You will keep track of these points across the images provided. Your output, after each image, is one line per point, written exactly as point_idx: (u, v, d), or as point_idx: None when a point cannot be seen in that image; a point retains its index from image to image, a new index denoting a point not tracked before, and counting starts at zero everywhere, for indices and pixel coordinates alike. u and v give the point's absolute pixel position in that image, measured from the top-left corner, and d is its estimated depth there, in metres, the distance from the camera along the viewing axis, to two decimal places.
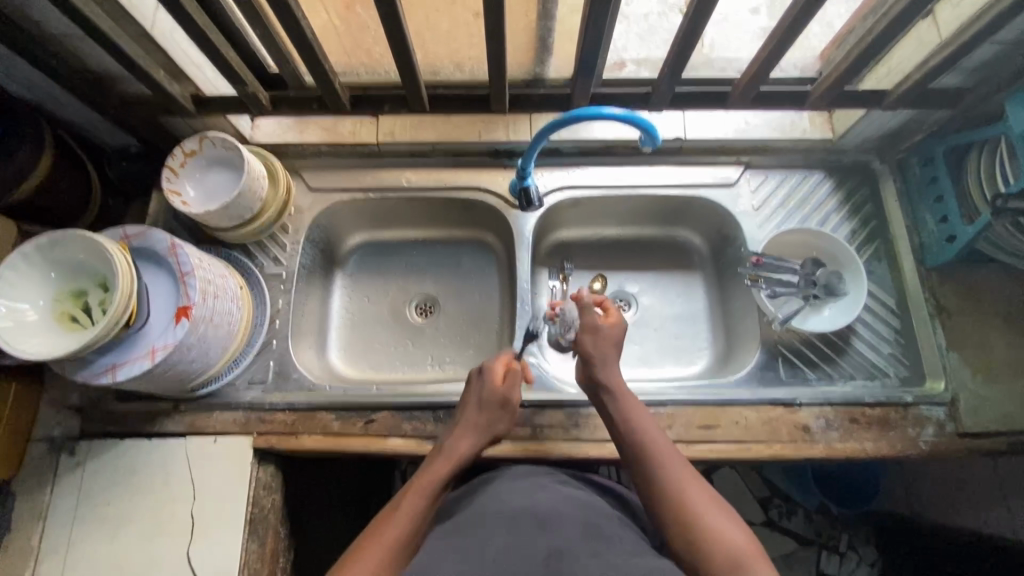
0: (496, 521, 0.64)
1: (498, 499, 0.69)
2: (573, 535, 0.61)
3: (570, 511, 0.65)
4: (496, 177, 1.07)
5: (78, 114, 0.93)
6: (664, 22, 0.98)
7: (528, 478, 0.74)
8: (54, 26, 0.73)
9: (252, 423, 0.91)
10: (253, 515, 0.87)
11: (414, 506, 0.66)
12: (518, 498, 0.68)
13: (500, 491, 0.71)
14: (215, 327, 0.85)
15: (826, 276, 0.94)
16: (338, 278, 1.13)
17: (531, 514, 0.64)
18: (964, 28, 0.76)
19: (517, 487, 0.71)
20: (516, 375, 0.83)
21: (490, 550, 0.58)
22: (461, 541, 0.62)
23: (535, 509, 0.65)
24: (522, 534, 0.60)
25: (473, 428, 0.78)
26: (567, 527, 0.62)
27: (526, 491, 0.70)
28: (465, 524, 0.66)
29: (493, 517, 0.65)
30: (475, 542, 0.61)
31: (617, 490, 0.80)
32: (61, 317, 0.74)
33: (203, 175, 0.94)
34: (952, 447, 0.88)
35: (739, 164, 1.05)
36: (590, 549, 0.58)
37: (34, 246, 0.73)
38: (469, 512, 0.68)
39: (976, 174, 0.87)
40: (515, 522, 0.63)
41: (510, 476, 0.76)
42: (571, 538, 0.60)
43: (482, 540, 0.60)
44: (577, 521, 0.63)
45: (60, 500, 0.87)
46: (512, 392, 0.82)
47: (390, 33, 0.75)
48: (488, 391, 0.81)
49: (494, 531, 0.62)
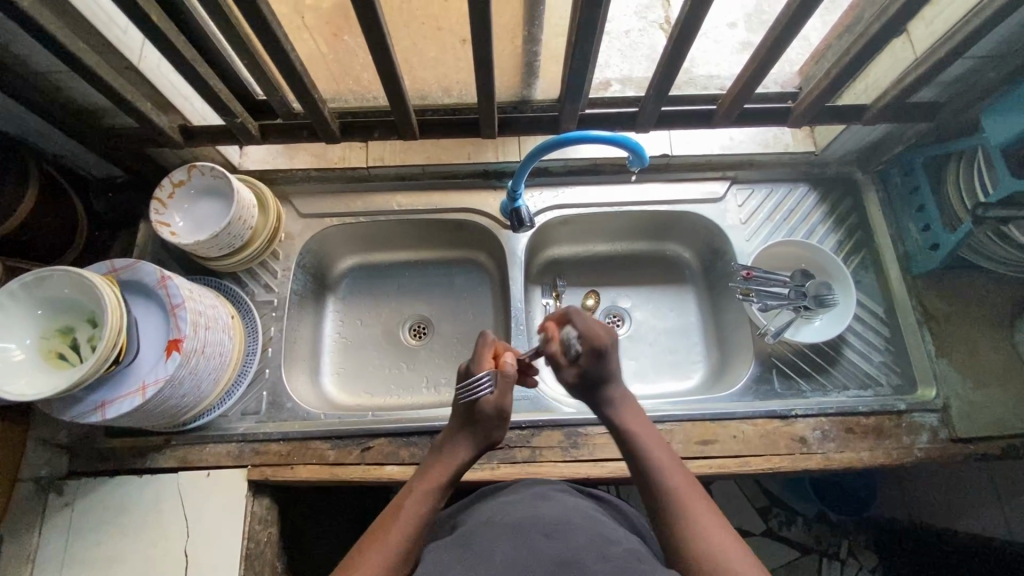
0: (501, 532, 0.61)
1: (503, 511, 0.67)
2: (581, 542, 0.59)
3: (576, 520, 0.64)
4: (486, 198, 1.07)
5: (63, 148, 0.92)
6: (646, 38, 1.04)
7: (531, 490, 0.73)
8: (39, 60, 0.73)
9: (245, 455, 0.90)
10: (249, 550, 0.85)
11: (414, 512, 0.65)
12: (521, 509, 0.67)
13: (504, 502, 0.70)
14: (207, 359, 0.84)
15: (816, 288, 0.96)
16: (330, 302, 1.12)
17: (537, 524, 0.62)
18: (937, 45, 0.78)
19: (519, 499, 0.70)
20: (510, 377, 0.72)
21: (496, 558, 0.57)
22: (468, 550, 0.60)
23: (541, 519, 0.64)
24: (530, 542, 0.59)
25: (470, 428, 0.73)
26: (571, 535, 0.60)
27: (528, 504, 0.68)
28: (470, 534, 0.64)
29: (497, 528, 0.63)
30: (481, 549, 0.59)
31: (618, 502, 0.78)
32: (48, 356, 0.73)
33: (192, 205, 0.93)
34: (946, 453, 0.88)
35: (726, 178, 1.07)
36: (599, 552, 0.57)
37: (19, 284, 0.71)
38: (471, 522, 0.66)
39: (955, 183, 0.89)
40: (522, 531, 0.61)
41: (512, 488, 0.75)
42: (576, 544, 0.58)
43: (488, 550, 0.59)
44: (580, 531, 0.61)
45: (48, 543, 0.85)
46: (506, 401, 0.73)
47: (378, 62, 0.75)
48: (481, 398, 0.72)
49: (499, 539, 0.60)
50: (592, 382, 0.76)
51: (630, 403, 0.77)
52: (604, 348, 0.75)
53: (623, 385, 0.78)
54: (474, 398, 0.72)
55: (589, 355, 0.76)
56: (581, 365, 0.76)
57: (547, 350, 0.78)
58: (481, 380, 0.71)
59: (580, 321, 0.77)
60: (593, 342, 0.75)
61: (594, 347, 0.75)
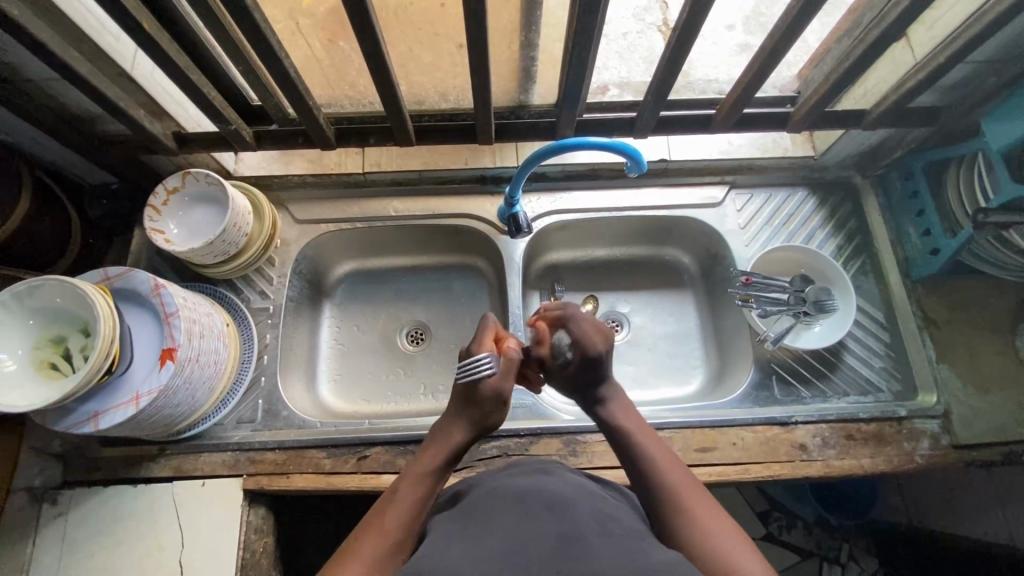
0: (500, 507, 0.57)
1: (500, 485, 0.63)
2: (583, 516, 0.55)
3: (577, 496, 0.60)
4: (483, 204, 1.07)
5: (57, 155, 0.92)
6: (644, 40, 1.03)
7: (533, 468, 0.69)
8: (31, 68, 0.72)
9: (241, 464, 0.89)
10: (245, 560, 0.84)
11: (409, 500, 0.62)
12: (521, 484, 0.63)
13: (504, 477, 0.66)
14: (201, 368, 0.83)
15: (815, 293, 0.94)
16: (327, 308, 1.11)
17: (538, 498, 0.58)
18: (937, 51, 0.77)
19: (520, 476, 0.66)
20: (511, 362, 0.74)
21: (495, 532, 0.53)
22: (466, 525, 0.56)
23: (541, 493, 0.59)
24: (530, 516, 0.55)
25: (469, 410, 0.71)
26: (574, 511, 0.56)
27: (528, 479, 0.64)
28: (467, 509, 0.59)
29: (497, 502, 0.58)
30: (478, 524, 0.54)
31: None
32: (40, 366, 0.72)
33: (186, 212, 0.92)
34: (947, 459, 0.88)
35: (724, 183, 1.07)
36: (602, 530, 0.53)
37: (10, 293, 0.71)
38: (472, 496, 0.62)
39: (956, 187, 0.88)
40: (521, 504, 0.57)
41: (517, 464, 0.71)
42: (580, 519, 0.54)
43: (488, 522, 0.55)
44: (583, 508, 0.57)
45: (41, 553, 0.84)
46: (507, 383, 0.72)
47: (373, 69, 0.75)
48: (484, 377, 0.71)
49: (498, 513, 0.56)
50: (585, 383, 0.76)
51: (630, 407, 0.74)
52: (596, 354, 0.74)
53: (615, 387, 0.76)
54: (475, 377, 0.71)
55: (584, 361, 0.75)
56: (574, 369, 0.77)
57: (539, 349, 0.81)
58: (483, 359, 0.70)
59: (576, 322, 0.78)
60: (585, 344, 0.74)
61: (585, 349, 0.75)
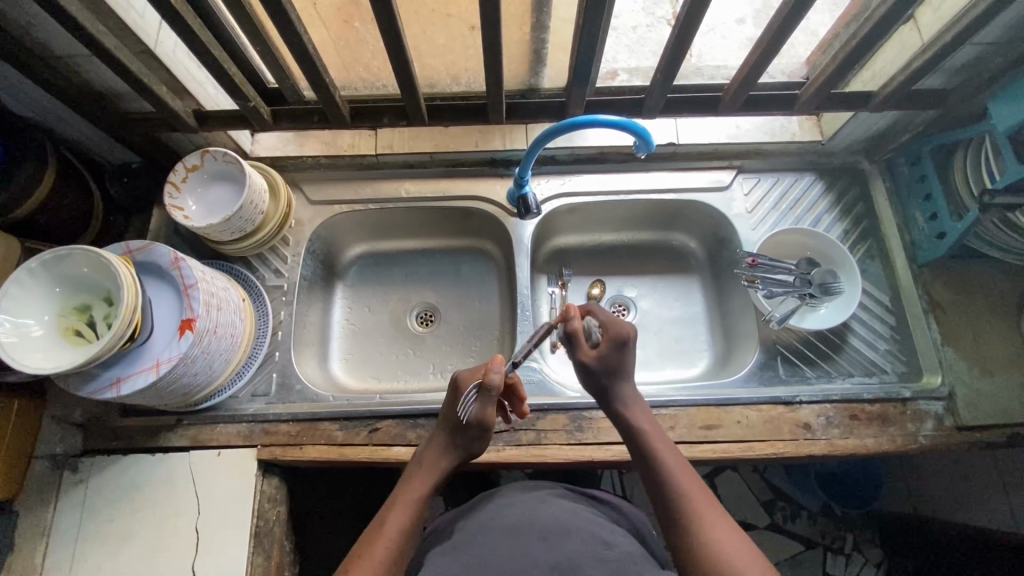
0: (499, 536, 0.63)
1: (500, 511, 0.68)
2: (577, 544, 0.61)
3: (571, 521, 0.65)
4: (494, 186, 1.09)
5: (80, 133, 0.94)
6: (653, 33, 1.04)
7: (527, 492, 0.73)
8: (59, 44, 0.75)
9: (255, 435, 0.91)
10: (258, 527, 0.86)
11: (397, 525, 0.67)
12: (519, 509, 0.67)
13: (500, 502, 0.70)
14: (219, 339, 0.85)
15: (822, 275, 0.97)
16: (338, 289, 1.14)
17: (534, 526, 0.63)
18: (942, 31, 0.78)
19: (517, 498, 0.70)
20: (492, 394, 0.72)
21: (491, 564, 0.59)
22: (467, 558, 0.61)
23: (538, 520, 0.65)
24: (526, 546, 0.60)
25: (451, 441, 0.75)
26: (567, 541, 0.61)
27: (525, 505, 0.69)
28: (467, 539, 0.65)
29: (495, 533, 0.64)
30: (479, 556, 0.60)
31: (615, 501, 0.80)
32: (66, 332, 0.75)
33: (204, 190, 0.95)
34: (951, 440, 0.89)
35: (732, 167, 1.08)
36: (595, 557, 0.59)
37: (38, 262, 0.73)
38: (468, 528, 0.67)
39: (962, 171, 0.89)
40: (518, 534, 0.62)
41: (511, 489, 0.74)
42: (573, 548, 0.60)
43: (489, 554, 0.60)
44: (577, 534, 0.62)
45: (62, 518, 0.87)
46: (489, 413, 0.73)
47: (389, 46, 0.76)
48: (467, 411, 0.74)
49: (495, 543, 0.62)
50: (605, 370, 0.76)
51: (636, 394, 0.77)
52: (626, 337, 0.75)
53: (631, 381, 0.77)
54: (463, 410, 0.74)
55: (608, 343, 0.76)
56: (601, 351, 0.76)
57: (567, 329, 0.78)
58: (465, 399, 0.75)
59: (602, 314, 0.79)
60: (615, 329, 0.75)
61: (616, 335, 0.75)
